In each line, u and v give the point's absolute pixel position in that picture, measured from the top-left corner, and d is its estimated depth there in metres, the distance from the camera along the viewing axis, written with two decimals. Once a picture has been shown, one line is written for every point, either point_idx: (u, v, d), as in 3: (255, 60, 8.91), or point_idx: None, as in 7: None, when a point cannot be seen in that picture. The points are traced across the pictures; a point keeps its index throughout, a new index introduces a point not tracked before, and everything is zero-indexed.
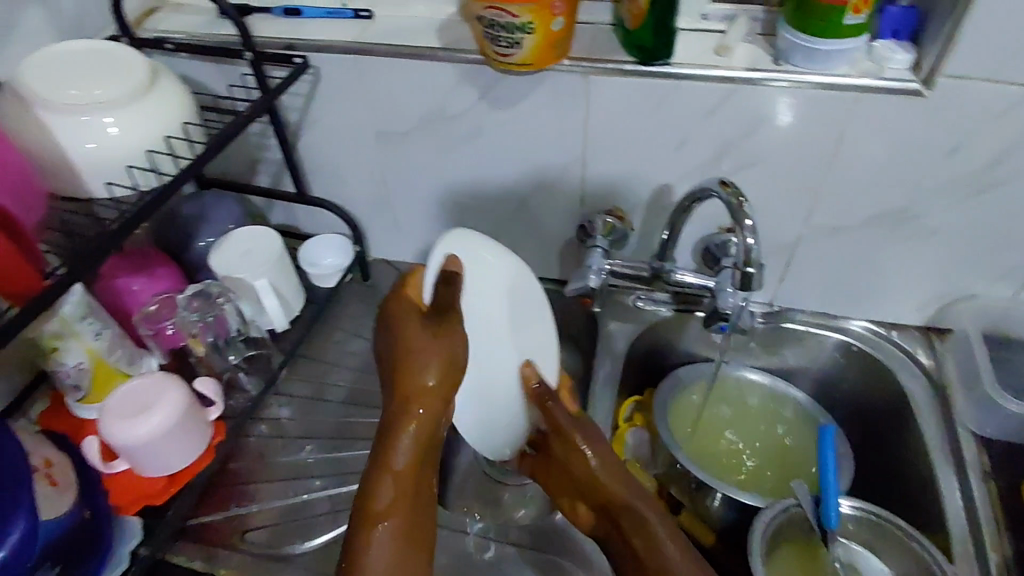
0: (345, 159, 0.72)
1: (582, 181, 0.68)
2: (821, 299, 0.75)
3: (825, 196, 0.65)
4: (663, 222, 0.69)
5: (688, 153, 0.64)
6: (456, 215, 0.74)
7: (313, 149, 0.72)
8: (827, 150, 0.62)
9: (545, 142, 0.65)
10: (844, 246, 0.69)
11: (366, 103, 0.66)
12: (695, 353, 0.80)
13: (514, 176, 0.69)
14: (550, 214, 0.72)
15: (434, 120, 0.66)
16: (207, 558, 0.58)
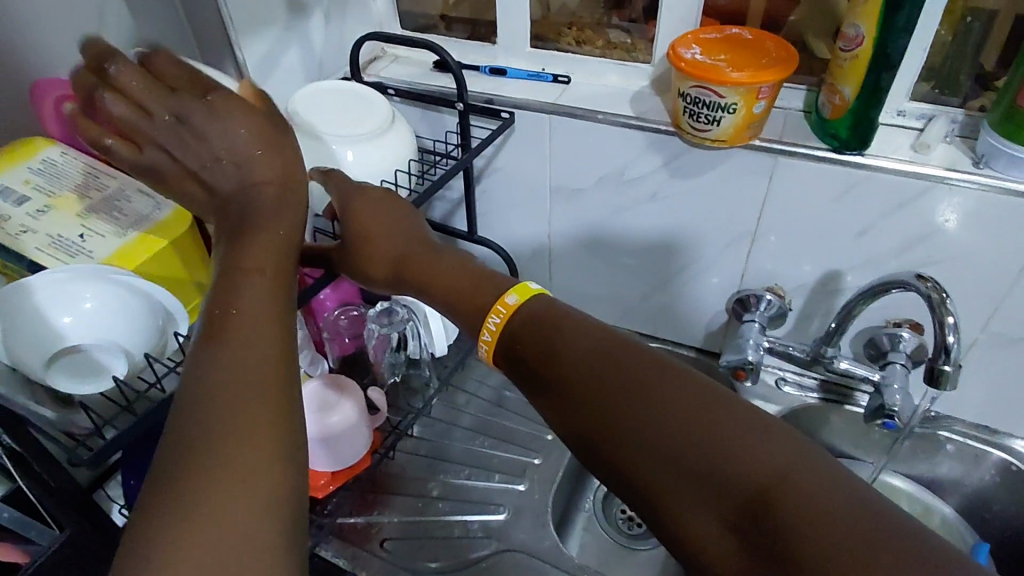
0: (518, 206, 0.77)
1: (747, 254, 0.69)
2: (985, 410, 0.71)
3: (1008, 304, 0.63)
4: (824, 307, 0.69)
5: (866, 242, 0.64)
6: (613, 272, 0.77)
7: (490, 193, 0.77)
8: (1018, 257, 0.60)
9: (718, 213, 0.68)
10: (1023, 359, 0.66)
11: (550, 159, 0.71)
12: (837, 448, 0.77)
13: (680, 242, 0.72)
14: (707, 283, 0.73)
15: (612, 180, 0.70)
16: (349, 557, 0.61)
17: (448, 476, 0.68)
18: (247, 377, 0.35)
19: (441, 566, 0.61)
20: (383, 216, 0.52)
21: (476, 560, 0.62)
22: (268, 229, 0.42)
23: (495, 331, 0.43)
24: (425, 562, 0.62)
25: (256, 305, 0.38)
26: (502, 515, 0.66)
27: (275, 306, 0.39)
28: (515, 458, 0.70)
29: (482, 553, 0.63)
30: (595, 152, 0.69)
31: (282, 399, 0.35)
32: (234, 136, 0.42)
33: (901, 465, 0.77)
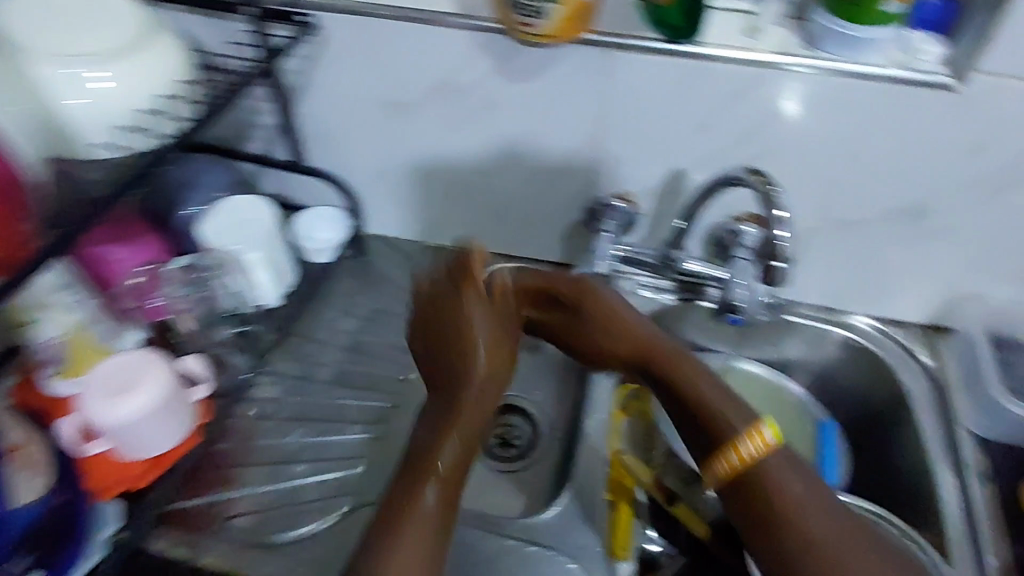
0: (345, 128, 0.68)
1: (595, 161, 0.65)
2: (827, 292, 0.74)
3: (842, 189, 0.64)
4: (674, 209, 0.68)
5: (708, 138, 0.62)
6: (459, 192, 0.72)
7: (311, 115, 0.68)
8: (850, 141, 0.60)
9: (559, 119, 0.63)
10: (858, 240, 0.68)
11: (371, 69, 0.62)
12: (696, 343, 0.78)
13: (525, 151, 0.66)
14: (557, 195, 0.69)
15: (443, 89, 0.63)
16: (189, 544, 0.55)
17: (300, 435, 0.63)
18: (420, 529, 0.49)
19: (293, 535, 0.57)
20: (460, 312, 0.57)
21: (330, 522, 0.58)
22: (425, 489, 0.51)
23: (739, 463, 0.51)
24: (276, 534, 0.57)
25: (404, 497, 0.50)
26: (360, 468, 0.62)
27: (449, 508, 0.51)
28: (371, 405, 0.66)
29: (339, 515, 0.59)
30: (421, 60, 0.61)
31: (426, 526, 0.49)
32: (428, 435, 0.54)
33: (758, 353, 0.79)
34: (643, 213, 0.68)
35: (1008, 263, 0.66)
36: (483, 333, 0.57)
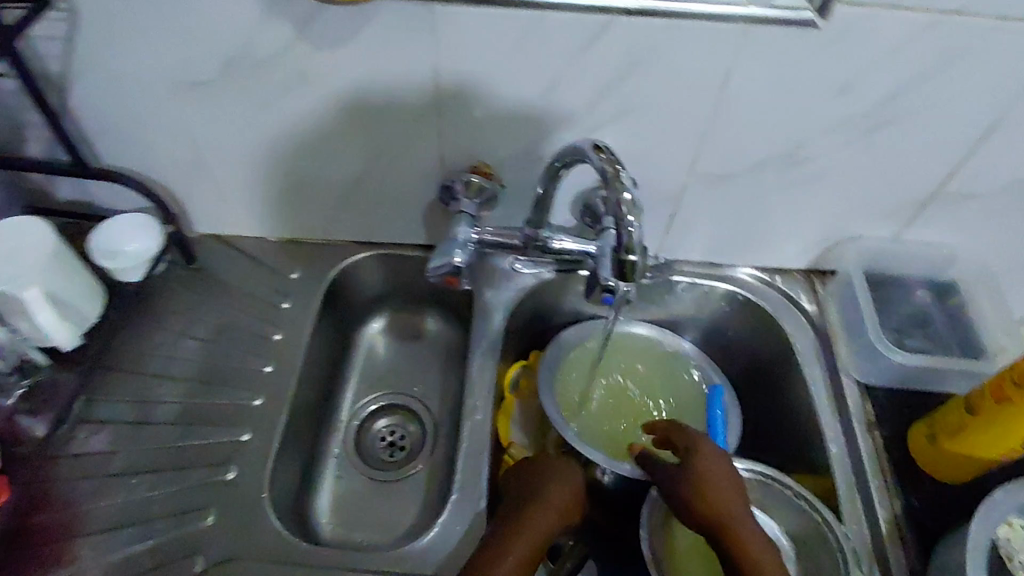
0: (158, 102, 0.68)
1: (438, 127, 0.69)
2: (713, 220, 0.79)
3: (710, 137, 0.68)
4: (530, 164, 0.72)
5: (560, 92, 0.64)
6: (301, 157, 0.74)
7: (119, 71, 0.66)
8: (715, 87, 0.63)
9: (395, 65, 0.63)
10: (726, 191, 0.75)
11: (184, 35, 0.62)
12: (571, 309, 0.88)
13: (370, 110, 0.68)
14: (413, 146, 0.71)
15: (248, 58, 0.63)
16: None
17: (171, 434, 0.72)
18: None
19: None
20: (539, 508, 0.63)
21: None
22: None
23: None
24: None
25: None
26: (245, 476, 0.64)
27: None
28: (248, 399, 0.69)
29: None
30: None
31: None
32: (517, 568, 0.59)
33: (647, 314, 0.89)
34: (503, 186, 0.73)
35: (877, 198, 0.76)
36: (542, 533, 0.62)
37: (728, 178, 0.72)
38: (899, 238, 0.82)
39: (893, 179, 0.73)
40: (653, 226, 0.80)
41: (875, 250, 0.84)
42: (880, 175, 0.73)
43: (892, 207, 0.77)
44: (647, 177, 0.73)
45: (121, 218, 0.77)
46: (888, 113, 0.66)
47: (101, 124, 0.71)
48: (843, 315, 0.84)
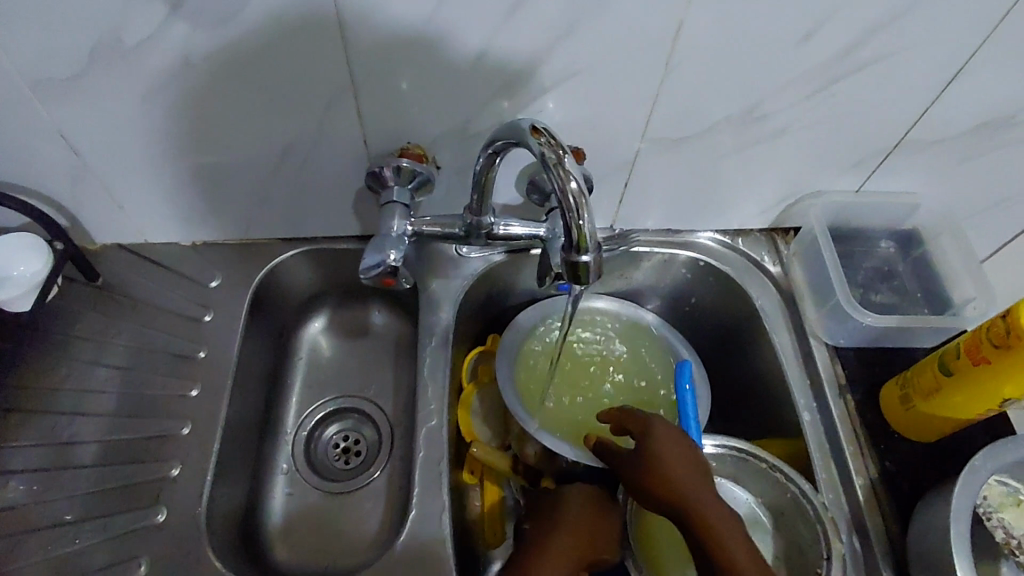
0: (300, 72, 0.56)
1: (619, 106, 0.62)
2: (844, 176, 0.72)
3: (918, 94, 0.62)
4: (715, 137, 0.66)
5: (780, 67, 0.58)
6: (402, 131, 0.62)
7: (263, 28, 0.52)
8: (950, 46, 0.57)
9: (590, 43, 0.55)
10: (930, 156, 0.69)
11: (405, 11, 0.52)
12: (675, 283, 0.83)
13: (512, 92, 0.60)
14: (581, 128, 0.64)
15: (427, 34, 0.54)
16: None
17: None
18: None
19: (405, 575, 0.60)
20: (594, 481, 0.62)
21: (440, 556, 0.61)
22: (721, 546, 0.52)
23: None
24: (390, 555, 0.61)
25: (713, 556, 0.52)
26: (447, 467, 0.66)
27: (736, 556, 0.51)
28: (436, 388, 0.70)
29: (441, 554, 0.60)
30: (484, 17, 0.53)
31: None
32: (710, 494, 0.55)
33: (699, 294, 0.82)
34: (681, 157, 0.68)
35: None
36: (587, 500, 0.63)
37: (914, 161, 0.70)
38: None
39: None
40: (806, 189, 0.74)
41: (958, 202, 0.77)
42: None
43: None
44: (840, 141, 0.67)
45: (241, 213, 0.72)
46: None
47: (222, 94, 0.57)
48: (917, 274, 0.77)
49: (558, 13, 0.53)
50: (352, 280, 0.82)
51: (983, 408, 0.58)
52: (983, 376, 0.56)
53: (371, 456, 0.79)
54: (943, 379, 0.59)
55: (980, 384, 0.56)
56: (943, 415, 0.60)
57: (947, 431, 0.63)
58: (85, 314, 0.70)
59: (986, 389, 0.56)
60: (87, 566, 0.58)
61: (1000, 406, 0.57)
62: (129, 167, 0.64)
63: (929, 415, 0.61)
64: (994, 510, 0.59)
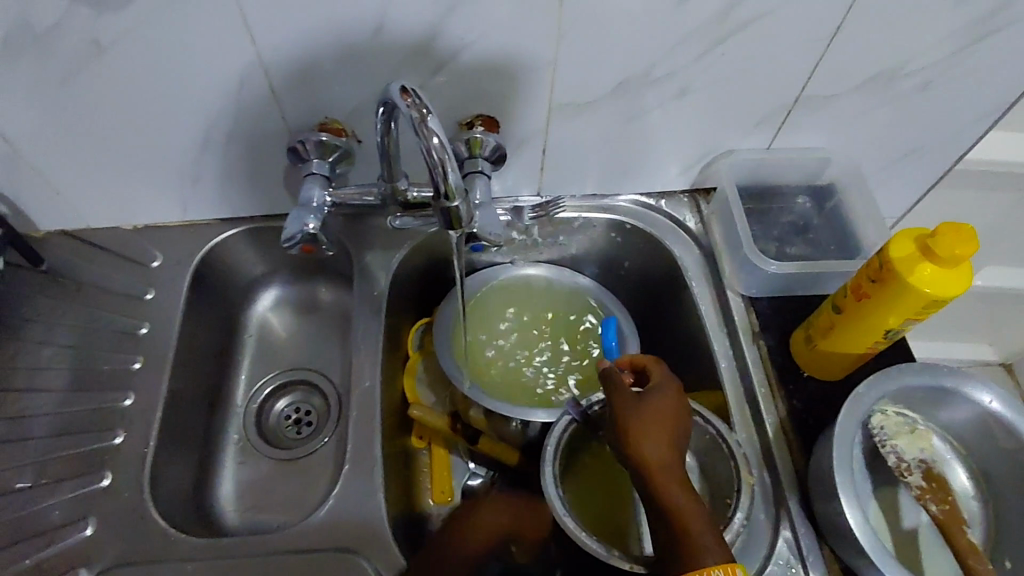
0: (210, 51, 0.59)
1: (523, 77, 0.65)
2: (751, 136, 0.76)
3: (804, 54, 0.66)
4: (620, 103, 0.69)
5: (664, 32, 0.62)
6: (320, 107, 0.66)
7: (167, 12, 0.55)
8: (824, 6, 0.61)
9: (484, 14, 0.59)
10: (827, 111, 0.73)
11: None
12: (604, 246, 0.86)
13: (420, 66, 0.63)
14: (491, 99, 0.68)
15: (327, 14, 0.58)
16: (244, 550, 0.61)
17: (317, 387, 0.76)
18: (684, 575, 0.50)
19: (343, 522, 0.64)
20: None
21: (376, 509, 0.64)
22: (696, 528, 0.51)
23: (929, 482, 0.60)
24: (321, 507, 0.64)
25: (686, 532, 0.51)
26: (378, 424, 0.69)
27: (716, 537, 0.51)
28: (371, 350, 0.74)
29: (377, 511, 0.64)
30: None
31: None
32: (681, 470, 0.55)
33: (627, 255, 0.86)
34: (591, 122, 0.71)
35: (976, 98, 0.73)
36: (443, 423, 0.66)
37: (814, 116, 0.74)
38: (926, 138, 0.79)
39: (994, 79, 0.71)
40: (718, 150, 0.78)
41: (865, 155, 0.81)
42: (980, 77, 0.71)
43: (992, 106, 0.75)
44: (739, 103, 0.71)
45: (181, 197, 0.75)
46: (1003, 19, 0.64)
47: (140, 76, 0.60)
48: (831, 226, 0.81)
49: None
50: (294, 258, 0.85)
51: (873, 341, 0.62)
52: (869, 311, 0.59)
53: (321, 425, 0.82)
54: (835, 319, 0.62)
55: (867, 319, 0.59)
56: (839, 351, 0.63)
57: (848, 366, 0.67)
58: (33, 298, 0.74)
59: (872, 323, 0.60)
60: (36, 529, 0.62)
61: (886, 336, 0.61)
62: (60, 153, 0.67)
63: (829, 352, 0.65)
64: (888, 437, 0.62)
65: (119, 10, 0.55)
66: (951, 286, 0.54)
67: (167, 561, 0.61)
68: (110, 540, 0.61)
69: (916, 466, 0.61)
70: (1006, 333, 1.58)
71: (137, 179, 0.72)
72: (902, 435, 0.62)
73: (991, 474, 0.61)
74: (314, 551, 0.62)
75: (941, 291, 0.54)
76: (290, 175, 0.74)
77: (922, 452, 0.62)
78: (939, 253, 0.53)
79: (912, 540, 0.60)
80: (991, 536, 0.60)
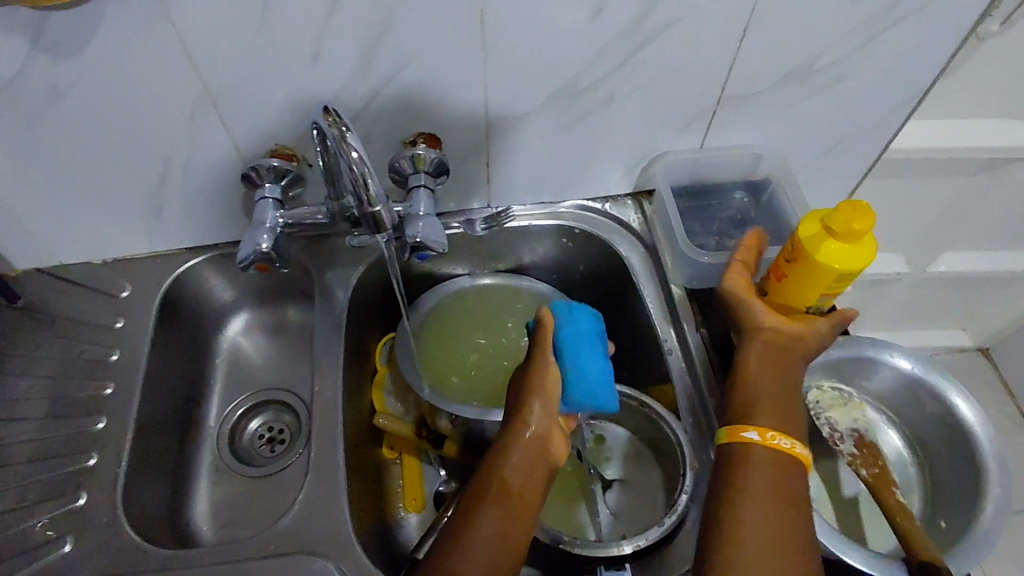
0: (161, 90, 0.64)
1: (458, 95, 0.70)
2: (683, 137, 0.80)
3: (719, 56, 0.70)
4: (553, 113, 0.74)
5: (583, 45, 0.67)
6: (270, 135, 0.71)
7: (118, 55, 0.60)
8: (729, 12, 0.66)
9: (414, 39, 0.64)
10: (751, 108, 0.78)
11: (233, 30, 0.60)
12: (558, 251, 0.90)
13: (360, 91, 0.68)
14: (431, 118, 0.72)
15: (267, 48, 0.62)
16: (214, 555, 0.64)
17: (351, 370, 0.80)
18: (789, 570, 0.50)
19: (310, 523, 0.66)
20: (550, 389, 0.62)
21: (342, 510, 0.67)
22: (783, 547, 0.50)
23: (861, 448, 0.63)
24: (286, 511, 0.67)
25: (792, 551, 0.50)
26: (342, 430, 0.72)
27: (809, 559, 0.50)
28: (333, 363, 0.77)
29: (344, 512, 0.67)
30: (307, 23, 0.61)
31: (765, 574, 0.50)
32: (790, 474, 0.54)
33: (580, 258, 0.90)
34: (528, 132, 0.76)
35: (889, 88, 0.78)
36: (536, 394, 0.62)
37: (739, 115, 0.78)
38: (852, 128, 0.84)
39: (903, 69, 0.76)
40: (654, 151, 0.82)
41: (794, 148, 0.85)
42: (890, 67, 0.75)
43: (908, 94, 0.79)
44: (668, 105, 0.75)
45: (146, 229, 0.79)
46: (899, 13, 0.69)
47: (97, 116, 0.65)
48: (768, 217, 0.85)
49: (371, 14, 0.61)
50: (260, 282, 0.89)
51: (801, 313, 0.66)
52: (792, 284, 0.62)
53: (293, 441, 0.84)
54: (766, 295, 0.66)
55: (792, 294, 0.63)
56: None
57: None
58: (9, 334, 0.77)
59: (794, 301, 0.63)
60: (13, 550, 0.64)
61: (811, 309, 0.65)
62: (26, 193, 0.71)
63: None
64: (821, 409, 0.65)
65: (72, 56, 0.59)
66: (857, 259, 0.58)
67: (142, 571, 0.63)
68: (86, 557, 0.64)
69: (849, 435, 0.64)
70: (977, 317, 1.61)
71: (103, 215, 0.76)
72: (834, 407, 0.66)
73: (923, 439, 0.64)
74: (281, 555, 0.64)
75: (848, 264, 0.58)
76: (248, 202, 0.78)
77: (854, 422, 0.65)
78: (839, 229, 0.57)
79: (852, 507, 0.64)
80: (926, 498, 0.62)
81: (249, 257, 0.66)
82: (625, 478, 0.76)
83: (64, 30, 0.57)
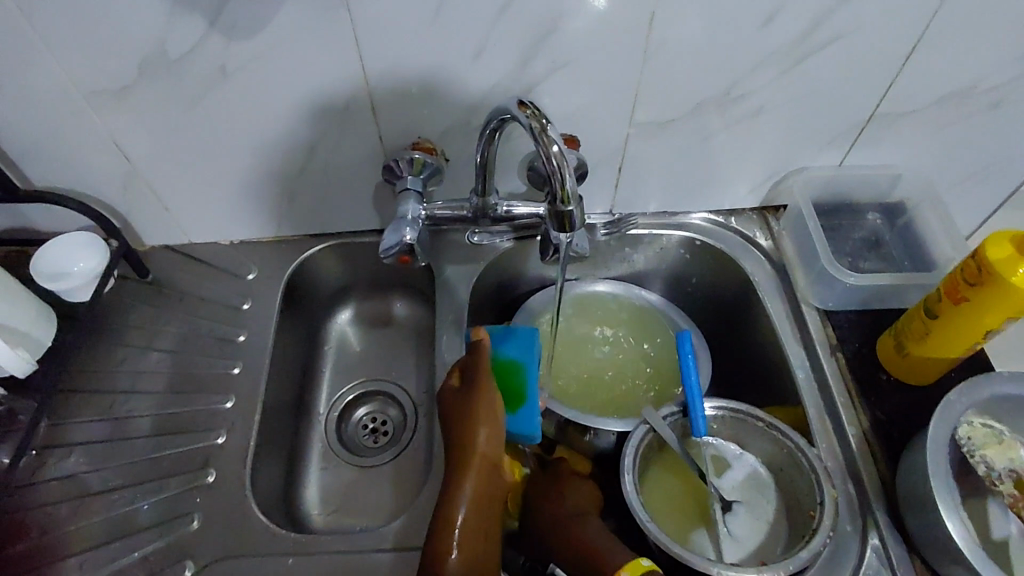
0: (322, 78, 0.64)
1: (609, 100, 0.69)
2: (824, 154, 0.78)
3: (881, 73, 0.68)
4: (699, 122, 0.72)
5: (743, 55, 0.65)
6: (415, 128, 0.71)
7: (287, 40, 0.60)
8: (900, 27, 0.64)
9: (578, 41, 0.63)
10: (901, 128, 0.75)
11: (406, 23, 0.60)
12: (675, 262, 0.88)
13: (514, 89, 0.67)
14: (576, 121, 0.71)
15: (433, 42, 0.62)
16: (339, 543, 0.64)
17: None
18: None
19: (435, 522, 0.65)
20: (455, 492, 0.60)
21: None
22: None
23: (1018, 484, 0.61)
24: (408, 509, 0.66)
25: None
26: None
27: None
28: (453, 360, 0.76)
29: None
30: (478, 18, 0.60)
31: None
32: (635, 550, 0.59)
33: (698, 270, 0.88)
34: (670, 140, 0.74)
35: None
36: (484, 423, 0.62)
37: (886, 135, 0.76)
38: (1001, 156, 0.80)
39: None
40: (792, 166, 0.80)
41: (934, 172, 0.82)
42: None
43: None
44: (816, 121, 0.73)
45: (275, 214, 0.80)
46: None
47: (255, 100, 0.66)
48: (904, 243, 0.82)
49: (545, 12, 0.60)
50: (375, 274, 0.89)
51: (967, 343, 0.63)
52: (985, 313, 0.60)
53: (398, 435, 0.84)
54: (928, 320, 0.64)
55: (987, 318, 0.60)
56: (938, 351, 0.65)
57: (940, 370, 0.68)
58: (138, 307, 0.79)
59: (974, 323, 0.61)
60: (143, 522, 0.65)
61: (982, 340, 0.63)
62: (170, 171, 0.72)
63: (924, 356, 0.66)
64: (976, 448, 0.62)
65: (244, 39, 0.60)
66: None
67: (266, 555, 0.63)
68: (214, 534, 0.65)
69: (1004, 475, 0.61)
70: None
71: (239, 199, 0.77)
72: (990, 444, 0.62)
73: None
74: (407, 550, 0.63)
75: None
76: (378, 192, 0.78)
77: (1010, 460, 0.62)
78: None
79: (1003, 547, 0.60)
80: None
81: (393, 252, 0.67)
82: (743, 497, 0.71)
83: (245, 13, 0.58)
